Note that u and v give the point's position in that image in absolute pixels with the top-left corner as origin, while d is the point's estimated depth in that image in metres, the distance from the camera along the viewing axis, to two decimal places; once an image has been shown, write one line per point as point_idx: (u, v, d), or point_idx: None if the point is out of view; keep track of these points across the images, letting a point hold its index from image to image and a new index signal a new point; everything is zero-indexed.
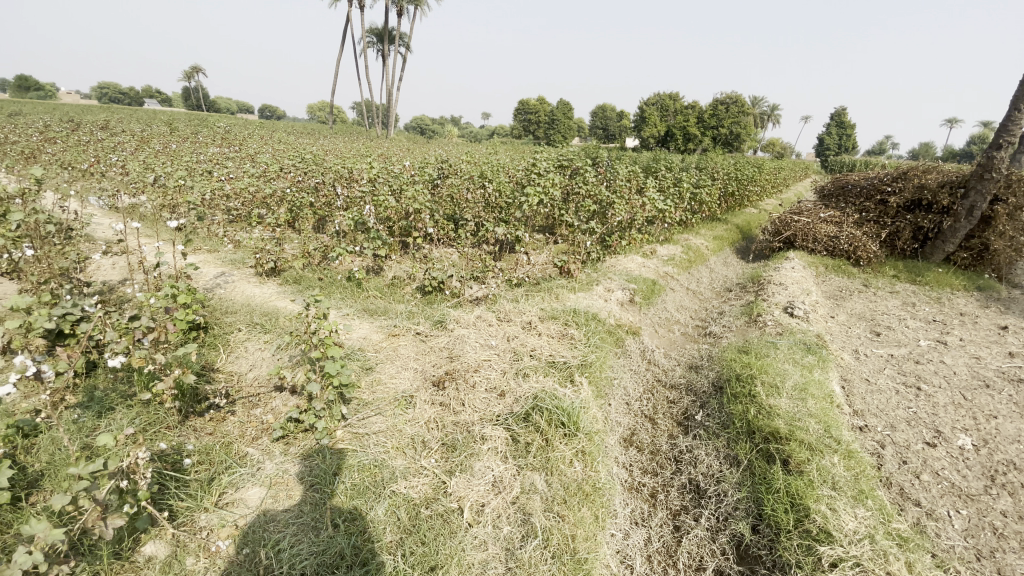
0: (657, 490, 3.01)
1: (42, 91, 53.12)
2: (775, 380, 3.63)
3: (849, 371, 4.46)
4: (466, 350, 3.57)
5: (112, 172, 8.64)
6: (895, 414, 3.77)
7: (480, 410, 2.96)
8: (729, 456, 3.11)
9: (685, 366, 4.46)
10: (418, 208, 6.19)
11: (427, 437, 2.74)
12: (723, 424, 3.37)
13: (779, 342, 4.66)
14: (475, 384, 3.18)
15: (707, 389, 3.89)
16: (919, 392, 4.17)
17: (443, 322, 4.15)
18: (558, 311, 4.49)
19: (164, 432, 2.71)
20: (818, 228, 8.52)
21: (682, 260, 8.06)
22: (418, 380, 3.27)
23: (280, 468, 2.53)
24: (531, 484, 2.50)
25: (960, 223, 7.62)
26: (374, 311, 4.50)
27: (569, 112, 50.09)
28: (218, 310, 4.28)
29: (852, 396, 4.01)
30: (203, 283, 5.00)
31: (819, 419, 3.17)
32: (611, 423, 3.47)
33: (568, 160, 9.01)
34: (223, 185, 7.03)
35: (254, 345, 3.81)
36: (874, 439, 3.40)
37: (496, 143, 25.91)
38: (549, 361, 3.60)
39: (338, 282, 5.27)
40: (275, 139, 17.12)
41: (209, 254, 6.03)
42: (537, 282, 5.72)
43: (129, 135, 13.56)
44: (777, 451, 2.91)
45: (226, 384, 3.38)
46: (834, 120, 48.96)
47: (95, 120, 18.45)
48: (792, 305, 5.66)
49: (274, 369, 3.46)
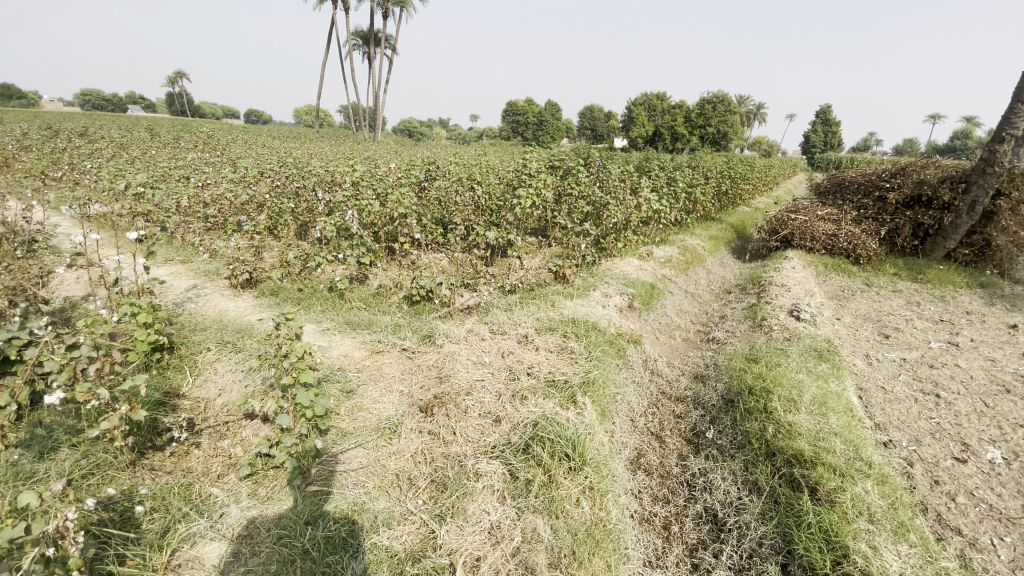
0: (670, 521, 2.73)
1: (22, 97, 51.94)
2: (791, 394, 3.36)
3: (864, 379, 4.21)
4: (457, 369, 3.26)
5: (83, 180, 8.25)
6: (917, 426, 3.52)
7: (473, 440, 2.65)
8: (747, 481, 2.83)
9: (690, 375, 4.21)
10: (404, 213, 5.85)
11: (414, 474, 2.44)
12: (739, 443, 3.10)
13: (789, 348, 4.40)
14: (467, 409, 2.88)
15: (717, 402, 3.62)
16: (939, 400, 3.93)
17: (432, 336, 3.84)
18: (555, 321, 4.19)
19: (114, 475, 2.39)
20: (816, 226, 8.33)
21: (679, 261, 7.81)
22: (404, 404, 2.96)
23: (244, 516, 2.23)
24: (533, 531, 2.20)
25: (962, 220, 7.46)
26: (357, 325, 4.18)
27: (557, 113, 49.96)
28: (186, 328, 3.93)
29: (871, 407, 3.76)
30: (172, 297, 4.66)
31: (845, 438, 2.91)
32: (616, 445, 3.19)
33: (559, 158, 8.65)
34: (199, 192, 6.67)
35: (225, 366, 3.48)
36: (900, 457, 3.15)
37: (481, 144, 25.59)
38: (547, 380, 3.29)
39: (320, 293, 4.95)
40: (258, 143, 16.72)
41: (183, 265, 5.69)
42: (530, 289, 5.45)
43: (106, 141, 13.09)
44: (802, 477, 2.65)
45: (191, 412, 3.06)
46: (820, 118, 49.21)
47: (69, 125, 17.95)
48: (797, 308, 5.40)
49: (246, 393, 3.14)
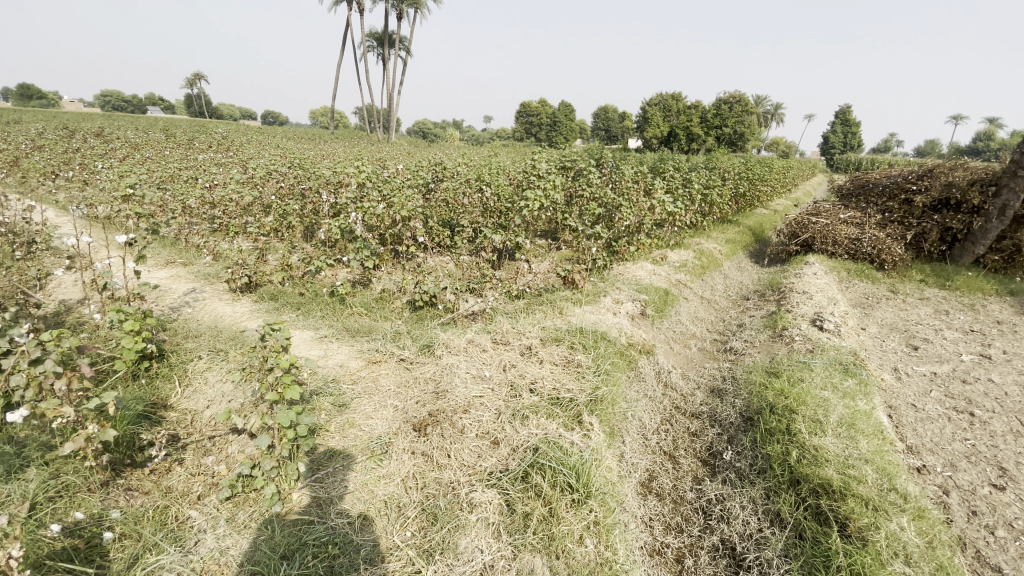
0: (683, 554, 2.51)
1: (46, 99, 53.06)
2: (815, 414, 3.10)
3: (893, 395, 3.92)
4: (455, 384, 3.06)
5: (93, 180, 8.23)
6: (952, 449, 3.24)
7: (469, 466, 2.46)
8: (768, 511, 2.61)
9: (706, 388, 3.97)
10: (409, 215, 5.66)
11: (404, 501, 2.25)
12: (759, 468, 2.88)
13: (812, 361, 4.12)
14: (463, 429, 2.69)
15: (735, 420, 3.39)
16: (974, 419, 3.64)
17: (431, 346, 3.65)
18: (562, 331, 3.98)
19: (84, 498, 2.24)
20: (838, 229, 7.99)
21: (695, 266, 7.55)
22: (397, 421, 2.77)
23: (218, 546, 2.07)
24: (530, 571, 2.00)
25: (992, 224, 7.09)
26: (356, 333, 4.02)
27: (570, 114, 49.66)
28: (179, 334, 3.80)
29: (901, 427, 3.47)
30: (169, 300, 4.55)
31: (876, 465, 2.66)
32: (625, 467, 2.97)
33: (571, 160, 8.43)
34: (204, 193, 6.58)
35: (215, 376, 3.33)
36: (935, 484, 2.88)
37: (493, 145, 25.45)
38: (552, 397, 3.07)
39: (321, 297, 4.80)
40: (272, 144, 16.75)
41: (184, 267, 5.59)
42: (538, 294, 5.25)
43: (122, 142, 13.19)
44: (830, 510, 2.41)
45: (177, 425, 2.91)
46: (839, 119, 48.19)
47: (88, 126, 18.20)
48: (820, 318, 5.12)
49: (234, 406, 2.98)
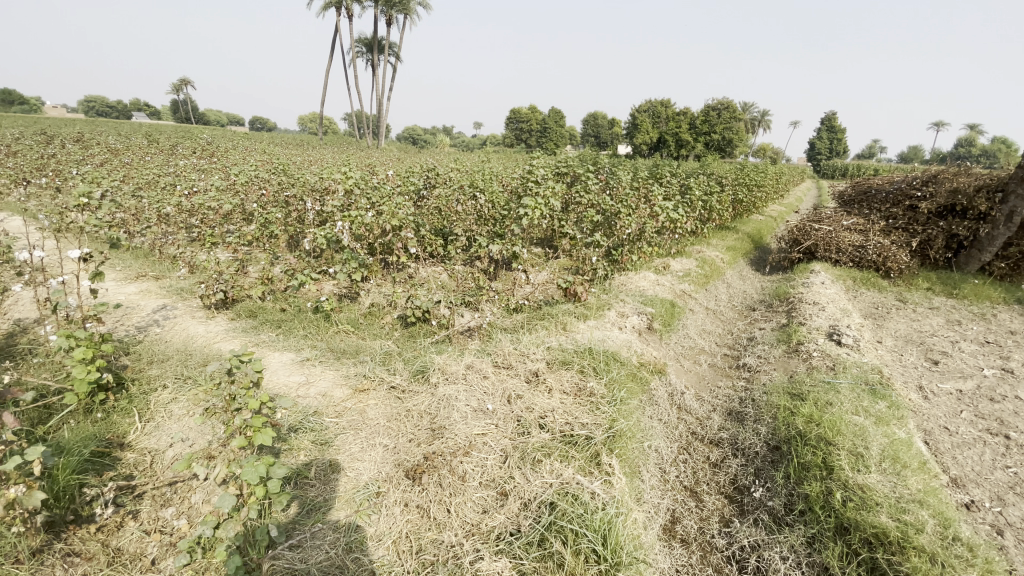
0: None
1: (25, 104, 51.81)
2: (854, 446, 2.79)
3: (924, 417, 3.63)
4: (454, 419, 2.72)
5: (63, 187, 7.75)
6: (997, 479, 2.94)
7: (472, 525, 2.13)
8: (814, 564, 2.30)
9: (723, 411, 3.66)
10: (399, 224, 5.26)
11: (397, 571, 1.92)
12: (797, 510, 2.57)
13: (836, 381, 3.81)
14: (464, 476, 2.36)
15: (761, 450, 3.07)
16: (1012, 443, 3.35)
17: (425, 372, 3.30)
18: (568, 352, 3.63)
19: (11, 571, 1.86)
20: (842, 236, 7.75)
21: (698, 275, 7.27)
22: (387, 465, 2.42)
23: None
24: None
25: (999, 231, 6.89)
26: (341, 354, 3.65)
27: (560, 121, 49.59)
28: (143, 359, 3.41)
29: (940, 455, 3.18)
30: (135, 320, 4.14)
31: (931, 509, 2.36)
32: (645, 509, 2.63)
33: (566, 165, 8.12)
34: (181, 201, 6.14)
35: (181, 409, 2.93)
36: (987, 523, 2.58)
37: (482, 152, 25.17)
38: (564, 436, 2.73)
39: (304, 314, 4.42)
40: (258, 150, 16.21)
41: (156, 282, 5.17)
42: (537, 306, 4.91)
43: (100, 148, 12.60)
44: (889, 566, 2.13)
45: (133, 469, 2.51)
46: (824, 125, 48.61)
47: (69, 131, 17.67)
48: (837, 331, 4.82)
49: (200, 447, 2.59)
